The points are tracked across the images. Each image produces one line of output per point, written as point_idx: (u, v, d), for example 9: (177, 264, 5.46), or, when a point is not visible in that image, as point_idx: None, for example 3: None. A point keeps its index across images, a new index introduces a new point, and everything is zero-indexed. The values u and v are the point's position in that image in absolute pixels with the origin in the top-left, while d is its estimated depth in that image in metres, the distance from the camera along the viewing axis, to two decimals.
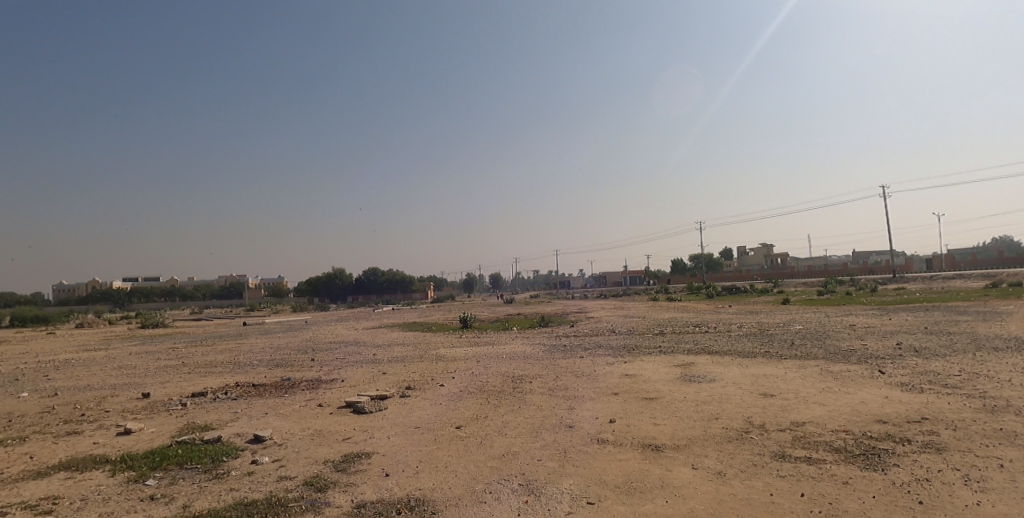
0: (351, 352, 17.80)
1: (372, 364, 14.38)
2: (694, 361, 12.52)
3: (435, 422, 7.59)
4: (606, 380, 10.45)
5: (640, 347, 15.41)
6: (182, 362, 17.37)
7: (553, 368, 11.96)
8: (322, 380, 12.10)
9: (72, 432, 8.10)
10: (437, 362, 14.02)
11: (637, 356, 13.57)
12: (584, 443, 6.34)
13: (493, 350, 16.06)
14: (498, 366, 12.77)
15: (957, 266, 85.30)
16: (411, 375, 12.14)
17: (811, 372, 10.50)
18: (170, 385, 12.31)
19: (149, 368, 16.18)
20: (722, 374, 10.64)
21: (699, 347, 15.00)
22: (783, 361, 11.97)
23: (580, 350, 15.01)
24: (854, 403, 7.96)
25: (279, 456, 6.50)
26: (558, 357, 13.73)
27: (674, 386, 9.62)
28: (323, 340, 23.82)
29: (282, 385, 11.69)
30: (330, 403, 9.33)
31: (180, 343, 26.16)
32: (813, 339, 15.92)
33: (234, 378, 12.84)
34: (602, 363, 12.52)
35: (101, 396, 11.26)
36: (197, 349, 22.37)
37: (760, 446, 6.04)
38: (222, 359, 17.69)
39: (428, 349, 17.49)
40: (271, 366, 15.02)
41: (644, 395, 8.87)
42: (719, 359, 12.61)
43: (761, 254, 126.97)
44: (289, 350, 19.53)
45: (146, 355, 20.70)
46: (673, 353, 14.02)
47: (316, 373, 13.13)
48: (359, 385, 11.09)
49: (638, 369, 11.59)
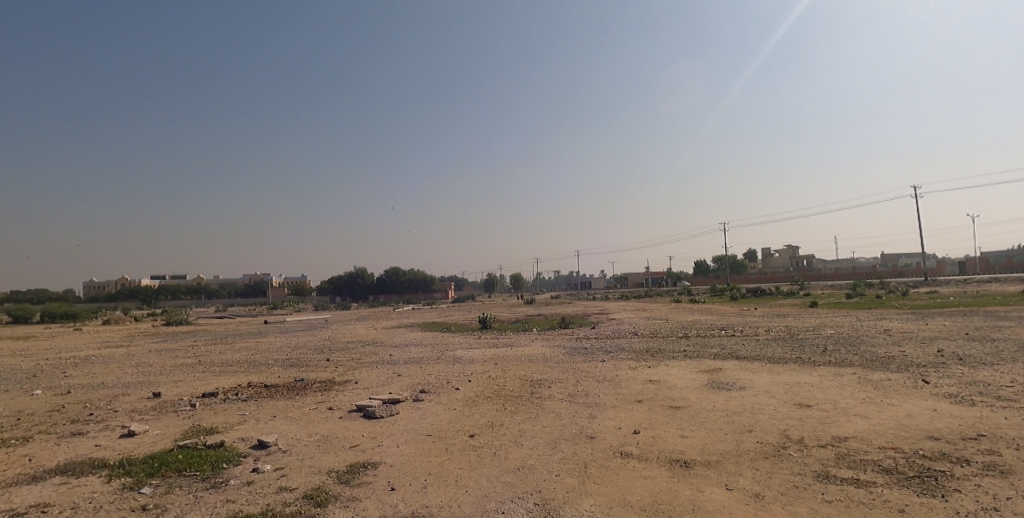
0: (367, 352, 17.60)
1: (386, 365, 14.10)
2: (721, 366, 11.91)
3: (448, 430, 7.19)
4: (628, 386, 9.95)
5: (663, 351, 14.82)
6: (199, 360, 17.40)
7: (572, 372, 11.49)
8: (335, 381, 11.85)
9: (77, 433, 7.99)
10: (453, 364, 13.67)
11: (661, 360, 13.01)
12: (605, 457, 5.87)
13: (510, 352, 15.64)
14: (515, 369, 12.34)
15: (994, 270, 81.88)
16: (426, 377, 11.80)
17: (849, 380, 9.81)
18: (183, 384, 12.22)
19: (167, 366, 16.24)
20: (752, 381, 10.04)
21: (725, 352, 14.34)
22: (818, 368, 11.28)
23: (600, 354, 14.48)
24: (901, 416, 7.29)
25: (282, 464, 6.20)
26: (577, 361, 13.24)
27: (701, 393, 9.07)
28: (341, 339, 23.72)
29: (294, 386, 11.47)
30: (340, 407, 9.02)
31: (200, 341, 26.40)
32: (846, 344, 15.11)
33: (248, 378, 12.69)
34: (624, 368, 12.00)
35: (114, 395, 11.22)
36: (216, 347, 22.51)
37: (800, 465, 5.48)
38: (239, 358, 17.68)
39: (444, 350, 17.18)
40: (285, 366, 14.88)
41: (670, 404, 8.35)
42: (748, 365, 11.98)
43: (785, 256, 124.00)
44: (305, 349, 19.43)
45: (166, 352, 20.87)
46: (698, 358, 13.41)
47: (330, 374, 12.89)
48: (372, 387, 10.79)
49: (661, 375, 11.05)
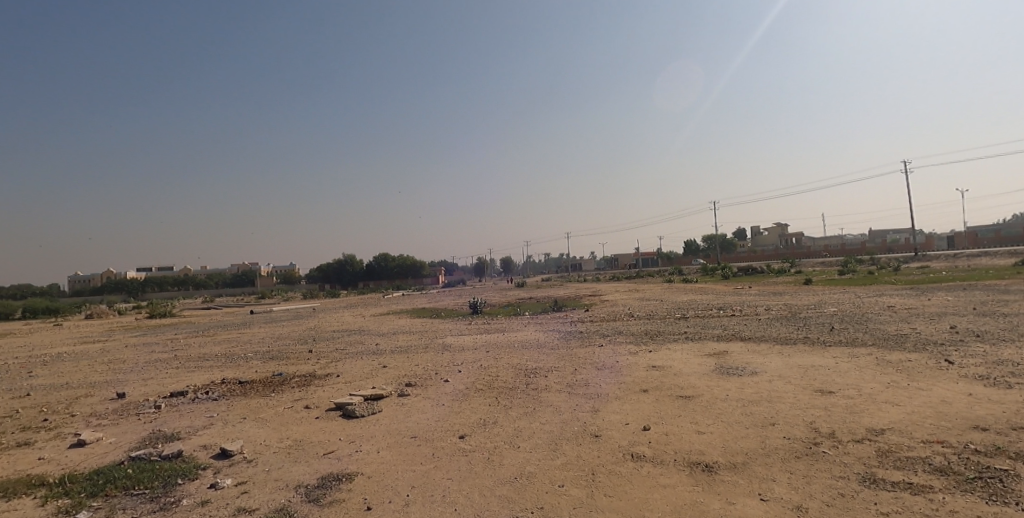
0: (353, 342, 16.76)
1: (373, 355, 13.28)
2: (727, 349, 11.22)
3: (435, 431, 6.40)
4: (630, 373, 9.23)
5: (664, 334, 14.14)
6: (175, 355, 16.47)
7: (570, 359, 10.75)
8: (316, 375, 11.03)
9: (22, 443, 7.12)
10: (443, 353, 12.89)
11: (662, 344, 12.33)
12: (615, 461, 5.14)
13: (504, 338, 14.89)
14: (509, 356, 11.59)
15: (982, 243, 82.47)
16: (413, 368, 11.03)
17: (866, 362, 9.17)
18: (153, 383, 11.35)
19: (140, 361, 15.31)
20: (763, 365, 9.36)
21: (728, 333, 13.72)
22: (830, 348, 10.65)
23: (598, 338, 13.74)
24: (935, 403, 6.62)
25: (246, 477, 5.42)
26: (575, 346, 12.52)
27: (711, 380, 8.37)
28: (327, 329, 22.78)
29: (271, 381, 10.63)
30: (318, 405, 8.21)
31: (180, 334, 25.32)
32: (853, 322, 14.54)
33: (223, 374, 11.84)
34: (624, 353, 11.29)
35: (74, 396, 10.33)
36: (196, 340, 21.55)
37: (839, 466, 4.77)
38: (217, 351, 16.76)
39: (434, 337, 16.39)
40: (265, 358, 14.02)
41: (679, 393, 7.63)
42: (755, 347, 11.33)
43: (775, 234, 124.12)
44: (289, 340, 18.56)
45: (143, 346, 19.88)
46: (702, 340, 12.73)
47: (311, 367, 12.05)
48: (355, 381, 10.00)
49: (665, 360, 10.36)
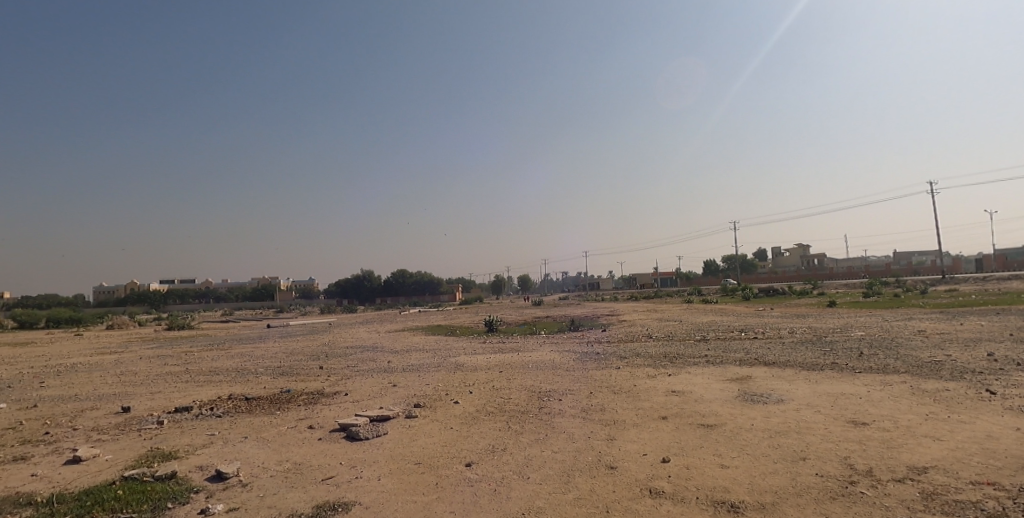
0: (365, 359, 16.52)
1: (383, 373, 13.01)
2: (750, 375, 10.69)
3: (440, 458, 6.06)
4: (648, 398, 8.78)
5: (683, 357, 13.61)
6: (186, 368, 16.40)
7: (585, 382, 10.33)
8: (324, 393, 10.78)
9: (18, 458, 6.96)
10: (454, 372, 12.55)
11: (681, 367, 11.83)
12: (631, 497, 4.73)
13: (517, 358, 14.51)
14: (521, 377, 11.22)
15: (1013, 267, 79.82)
16: (422, 387, 10.72)
17: (902, 391, 8.59)
18: (160, 397, 11.21)
19: (152, 374, 15.26)
20: (789, 392, 8.84)
21: (751, 357, 13.15)
22: (861, 376, 10.05)
23: (614, 360, 13.27)
24: (982, 438, 6.08)
25: (238, 502, 5.14)
26: (590, 368, 12.09)
27: (734, 408, 7.89)
28: (340, 345, 22.60)
29: (278, 398, 10.40)
30: (322, 425, 7.94)
31: (196, 347, 25.39)
32: (882, 348, 13.87)
33: (231, 390, 11.66)
34: (642, 376, 10.83)
35: (81, 409, 10.23)
36: (210, 353, 21.54)
37: (881, 511, 4.30)
38: (229, 365, 16.65)
39: (446, 355, 16.06)
40: (275, 374, 13.83)
41: (700, 422, 7.18)
42: (780, 373, 10.76)
43: (796, 255, 121.72)
44: (301, 356, 18.39)
45: (157, 359, 19.91)
46: (723, 364, 12.20)
47: (319, 385, 11.81)
48: (362, 400, 9.72)
49: (684, 384, 9.88)
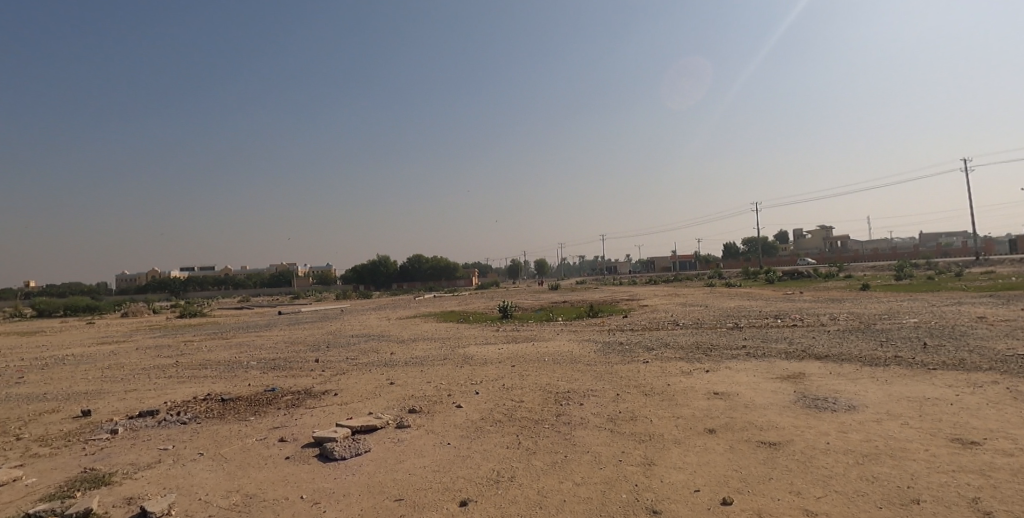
0: (367, 349, 15.29)
1: (382, 367, 11.71)
2: (803, 372, 9.11)
3: (427, 492, 4.69)
4: (687, 403, 7.30)
5: (718, 348, 12.03)
6: (177, 360, 15.33)
7: (609, 380, 8.87)
8: (311, 392, 9.52)
9: None
10: (460, 366, 11.19)
11: (719, 361, 10.32)
12: None
13: (531, 349, 13.12)
14: (534, 373, 9.82)
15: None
16: (421, 386, 9.39)
17: (1003, 395, 6.97)
18: (132, 398, 10.08)
19: (138, 368, 14.22)
20: (860, 396, 7.27)
21: (798, 349, 11.55)
22: (939, 373, 8.41)
23: (639, 352, 11.77)
24: None
25: None
26: (614, 362, 10.65)
27: (798, 417, 6.40)
28: (345, 333, 21.46)
29: (258, 400, 9.17)
30: (296, 437, 6.65)
31: (198, 336, 24.52)
32: (950, 337, 12.13)
33: (211, 388, 10.48)
34: (676, 373, 9.35)
35: (39, 412, 9.12)
36: (210, 343, 20.56)
37: None
38: (222, 357, 15.59)
39: (454, 346, 14.75)
40: (265, 368, 12.64)
41: (759, 438, 5.69)
42: (839, 370, 9.15)
43: (819, 237, 117.98)
44: (301, 346, 17.24)
45: (153, 350, 18.94)
46: (767, 357, 10.64)
47: (308, 382, 10.53)
48: (351, 403, 8.42)
49: (728, 384, 8.38)
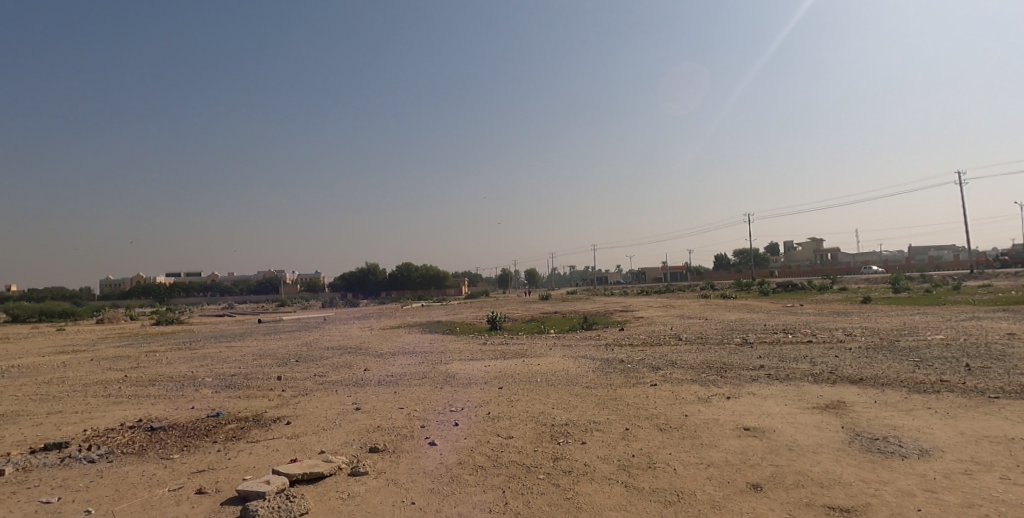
0: (340, 365, 13.71)
1: (350, 388, 10.18)
2: (842, 400, 7.76)
3: None
4: (715, 445, 5.86)
5: (733, 369, 10.63)
6: (125, 376, 13.61)
7: (616, 411, 7.42)
8: (261, 420, 8.00)
9: None
10: (440, 388, 9.71)
11: (738, 385, 8.94)
12: None
13: (523, 367, 11.63)
14: (526, 399, 8.35)
15: None
16: (391, 413, 7.90)
17: None
18: (49, 423, 8.49)
19: (78, 384, 12.53)
20: (927, 437, 5.90)
21: (824, 370, 10.21)
22: (1008, 405, 7.06)
23: (645, 373, 10.34)
24: None
25: None
26: (616, 385, 9.22)
27: (862, 467, 5.01)
28: (322, 345, 19.85)
29: (193, 429, 7.62)
30: (216, 489, 5.13)
31: (165, 346, 22.77)
32: (991, 358, 10.84)
33: (145, 412, 8.89)
34: (693, 400, 7.94)
35: None
36: (172, 354, 18.81)
37: None
38: (178, 371, 13.95)
39: (436, 362, 13.23)
40: (217, 387, 11.04)
41: (824, 501, 4.28)
42: (885, 399, 7.76)
43: (811, 249, 117.53)
44: (268, 360, 15.58)
45: (106, 362, 17.19)
46: (792, 381, 9.27)
47: (261, 406, 8.99)
48: (300, 437, 6.90)
49: (759, 416, 6.97)
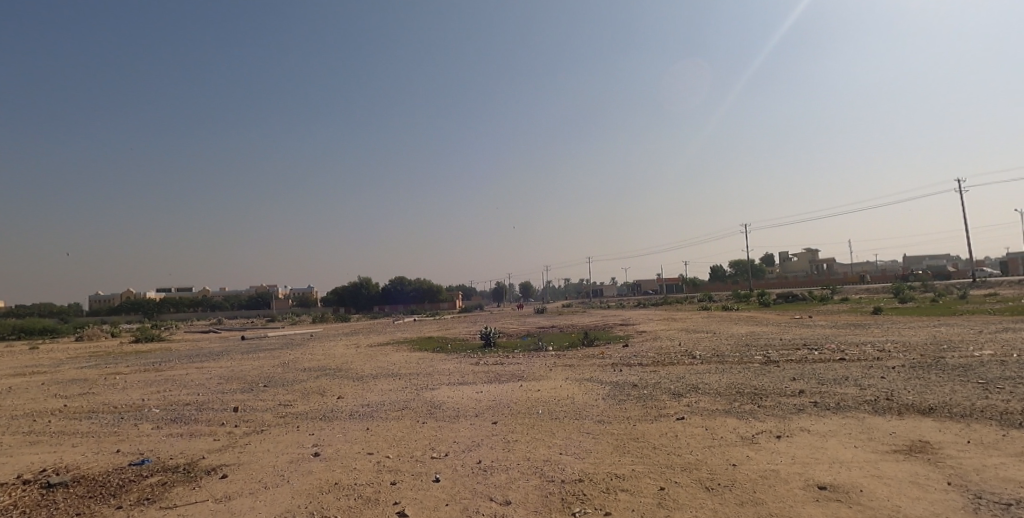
0: (312, 392, 11.97)
1: (313, 423, 8.45)
2: (925, 440, 6.15)
3: None
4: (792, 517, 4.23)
5: (770, 395, 9.00)
6: (63, 405, 11.78)
7: (644, 459, 5.76)
8: (192, 471, 6.29)
9: None
10: (422, 423, 8.03)
11: (783, 419, 7.31)
12: None
13: (521, 394, 9.92)
14: (525, 441, 6.66)
15: None
16: (355, 462, 6.21)
17: None
18: None
19: (4, 416, 10.73)
20: None
21: (877, 397, 8.59)
22: None
23: (668, 401, 8.70)
24: None
25: None
26: (635, 419, 7.57)
27: None
28: (301, 365, 18.11)
29: (99, 486, 5.89)
30: None
31: (132, 367, 20.89)
32: None
33: (54, 459, 7.13)
34: (738, 442, 6.30)
35: None
36: (133, 377, 16.97)
37: None
38: (128, 399, 12.15)
39: (421, 388, 11.52)
40: (160, 421, 9.30)
41: None
42: (977, 438, 6.16)
43: (808, 259, 116.60)
44: (235, 385, 13.79)
45: (56, 387, 15.33)
46: (847, 412, 7.65)
47: (201, 449, 7.29)
48: (229, 502, 5.18)
49: (833, 467, 5.32)
